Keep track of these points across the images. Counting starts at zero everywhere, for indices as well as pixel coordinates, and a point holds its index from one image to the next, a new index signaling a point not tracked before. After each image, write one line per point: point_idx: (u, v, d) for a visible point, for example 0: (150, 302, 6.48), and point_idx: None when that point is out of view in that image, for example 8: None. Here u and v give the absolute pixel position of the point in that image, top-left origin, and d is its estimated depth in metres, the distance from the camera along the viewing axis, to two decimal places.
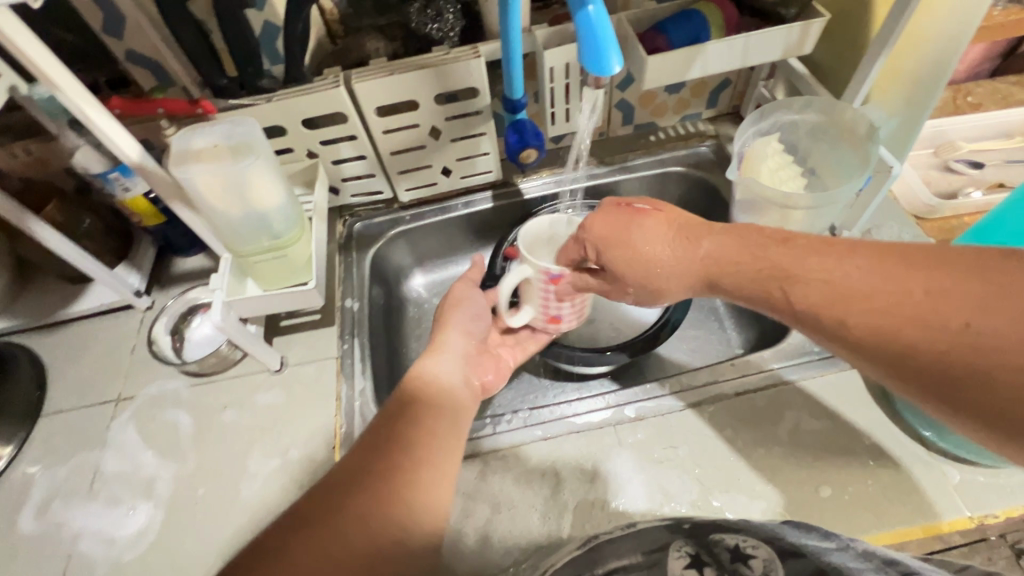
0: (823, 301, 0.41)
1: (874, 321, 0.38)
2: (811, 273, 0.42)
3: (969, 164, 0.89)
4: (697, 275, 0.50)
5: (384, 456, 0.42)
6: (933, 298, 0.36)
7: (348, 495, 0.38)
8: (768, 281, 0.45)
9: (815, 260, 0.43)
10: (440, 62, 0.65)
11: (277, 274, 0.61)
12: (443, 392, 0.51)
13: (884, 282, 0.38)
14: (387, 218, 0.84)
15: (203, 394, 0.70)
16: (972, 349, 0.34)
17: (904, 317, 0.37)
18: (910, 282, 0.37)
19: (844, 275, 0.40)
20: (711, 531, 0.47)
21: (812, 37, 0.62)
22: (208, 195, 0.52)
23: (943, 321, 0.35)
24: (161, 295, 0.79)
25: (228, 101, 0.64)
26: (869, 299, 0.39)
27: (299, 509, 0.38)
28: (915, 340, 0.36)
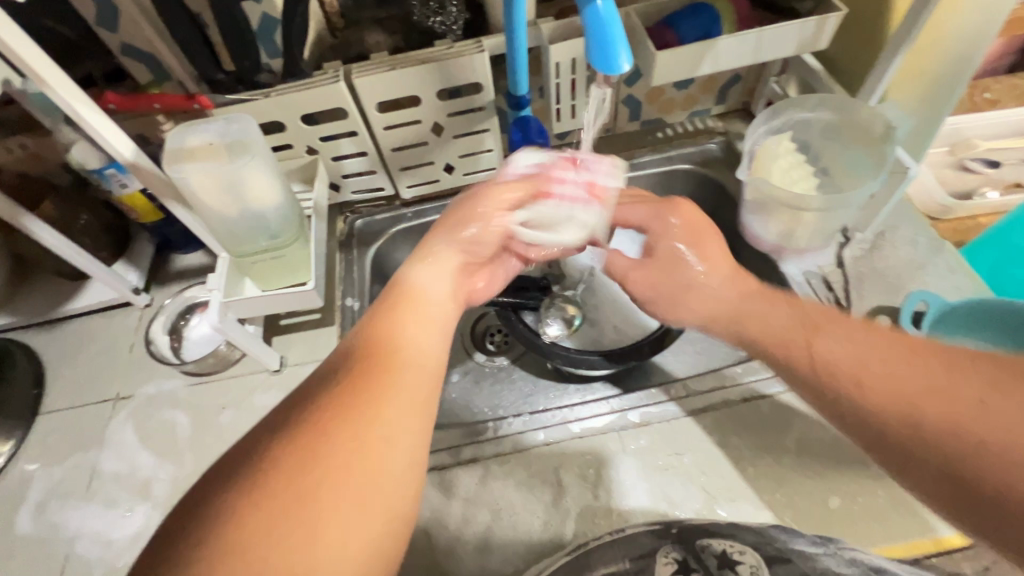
0: (841, 378, 0.45)
1: (889, 404, 0.41)
2: (833, 355, 0.46)
3: (985, 163, 0.87)
4: (723, 323, 0.55)
5: (355, 407, 0.37)
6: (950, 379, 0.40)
7: (314, 448, 0.34)
8: (794, 342, 0.49)
9: (840, 343, 0.47)
10: (443, 57, 0.63)
11: (276, 273, 0.60)
12: (424, 327, 0.45)
13: (905, 373, 0.42)
14: (388, 215, 0.83)
15: (201, 394, 0.69)
16: (980, 436, 0.37)
17: (920, 403, 0.40)
18: (929, 377, 0.41)
19: (865, 361, 0.44)
20: (699, 535, 0.48)
21: (827, 32, 0.60)
22: (204, 194, 0.51)
23: (959, 397, 0.39)
24: (159, 292, 0.78)
25: (225, 96, 0.62)
26: (890, 370, 0.43)
27: (256, 453, 0.34)
28: (928, 428, 0.39)
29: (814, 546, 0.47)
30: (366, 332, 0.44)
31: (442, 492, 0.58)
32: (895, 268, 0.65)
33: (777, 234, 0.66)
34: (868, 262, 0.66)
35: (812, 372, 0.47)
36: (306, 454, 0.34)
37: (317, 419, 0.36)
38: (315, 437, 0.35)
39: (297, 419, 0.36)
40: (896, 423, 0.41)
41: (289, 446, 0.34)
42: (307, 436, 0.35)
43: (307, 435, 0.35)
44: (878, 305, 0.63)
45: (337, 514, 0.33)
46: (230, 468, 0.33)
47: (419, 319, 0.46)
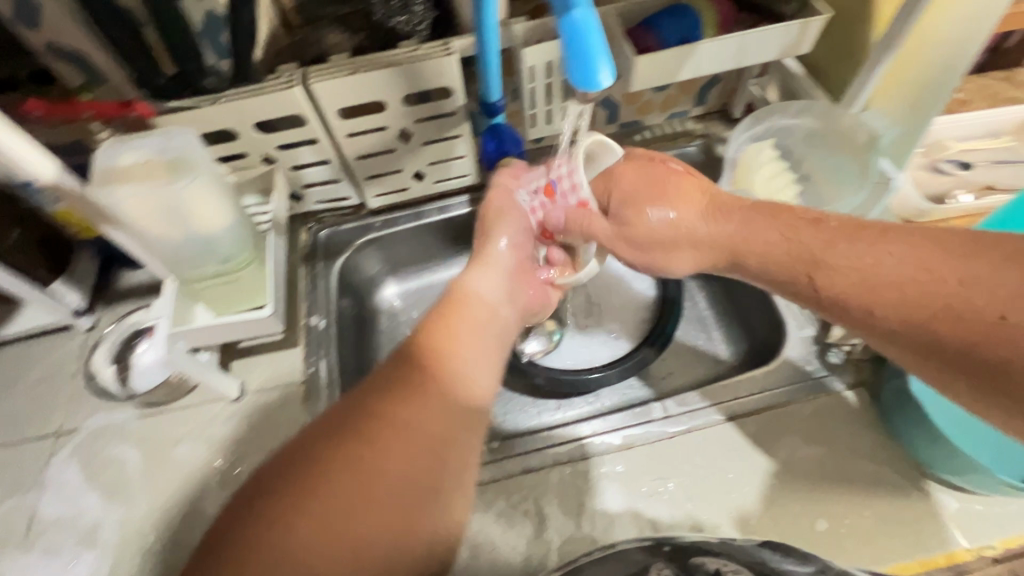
0: (836, 272, 0.45)
1: (867, 288, 0.43)
2: (835, 249, 0.45)
3: (959, 165, 0.87)
4: (709, 247, 0.52)
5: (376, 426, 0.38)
6: (885, 259, 0.43)
7: (337, 463, 0.36)
8: (745, 240, 0.51)
9: (834, 241, 0.46)
10: (409, 60, 0.58)
11: (230, 298, 0.55)
12: (465, 334, 0.45)
13: (884, 249, 0.44)
14: (355, 225, 0.78)
15: (153, 425, 0.64)
16: (902, 294, 0.42)
17: (892, 279, 0.42)
18: (907, 249, 0.43)
19: (840, 249, 0.45)
20: (694, 554, 0.45)
21: (811, 36, 0.58)
22: (141, 219, 0.45)
23: (895, 276, 0.42)
24: (105, 313, 0.72)
25: (167, 102, 0.57)
26: (794, 246, 0.48)
27: (292, 471, 0.36)
28: (901, 298, 0.41)
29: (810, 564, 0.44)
30: (413, 348, 0.44)
31: None
32: None
33: None
34: None
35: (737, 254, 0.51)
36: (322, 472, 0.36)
37: (345, 438, 0.37)
38: (342, 455, 0.36)
39: (326, 435, 0.38)
40: (876, 301, 0.43)
41: (331, 452, 0.36)
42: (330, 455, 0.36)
43: (333, 447, 0.37)
44: None
45: (355, 526, 0.35)
46: (266, 484, 0.36)
47: (466, 322, 0.46)
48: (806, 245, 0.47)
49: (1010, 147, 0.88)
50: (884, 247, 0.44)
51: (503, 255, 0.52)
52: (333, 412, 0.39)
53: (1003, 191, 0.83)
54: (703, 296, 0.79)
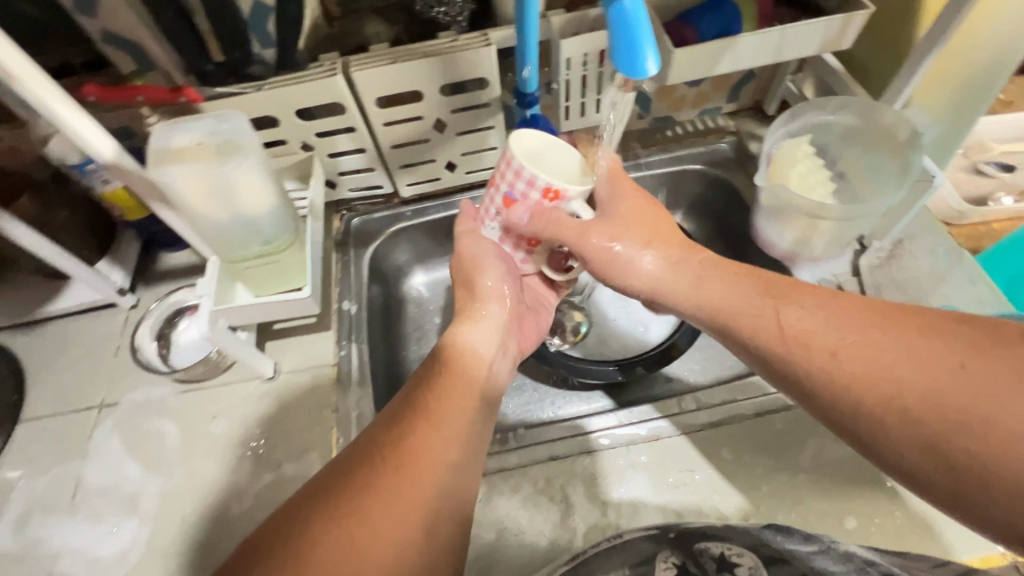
0: (820, 379, 0.40)
1: (853, 379, 0.39)
2: (805, 326, 0.42)
3: (999, 167, 0.85)
4: (672, 294, 0.49)
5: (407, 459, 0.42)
6: (864, 343, 0.39)
7: (380, 495, 0.39)
8: (755, 307, 0.45)
9: (808, 315, 0.42)
10: (448, 50, 0.59)
11: (270, 278, 0.57)
12: (454, 392, 0.48)
13: (845, 326, 0.41)
14: (386, 213, 0.80)
15: (191, 401, 0.66)
16: (877, 377, 0.38)
17: (910, 386, 0.37)
18: (861, 331, 0.40)
19: (815, 329, 0.41)
20: (697, 540, 0.46)
21: (854, 31, 0.57)
22: (192, 200, 0.47)
23: (883, 371, 0.38)
24: (146, 293, 0.75)
25: (214, 88, 0.59)
26: (811, 334, 0.41)
27: (344, 504, 0.38)
28: (866, 408, 0.38)
29: (807, 544, 0.44)
30: (426, 391, 0.47)
31: None
32: (913, 279, 0.63)
33: (792, 242, 0.64)
34: (885, 271, 0.65)
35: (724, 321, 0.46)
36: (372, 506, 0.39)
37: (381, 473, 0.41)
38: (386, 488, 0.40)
39: (363, 471, 0.41)
40: (884, 395, 0.37)
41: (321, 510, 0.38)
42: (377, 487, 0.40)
43: (366, 493, 0.39)
44: None
45: (398, 530, 0.38)
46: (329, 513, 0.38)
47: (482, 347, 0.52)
48: (769, 312, 0.44)
49: None
50: (877, 326, 0.40)
51: (496, 306, 0.55)
52: (355, 453, 0.42)
53: None
54: None
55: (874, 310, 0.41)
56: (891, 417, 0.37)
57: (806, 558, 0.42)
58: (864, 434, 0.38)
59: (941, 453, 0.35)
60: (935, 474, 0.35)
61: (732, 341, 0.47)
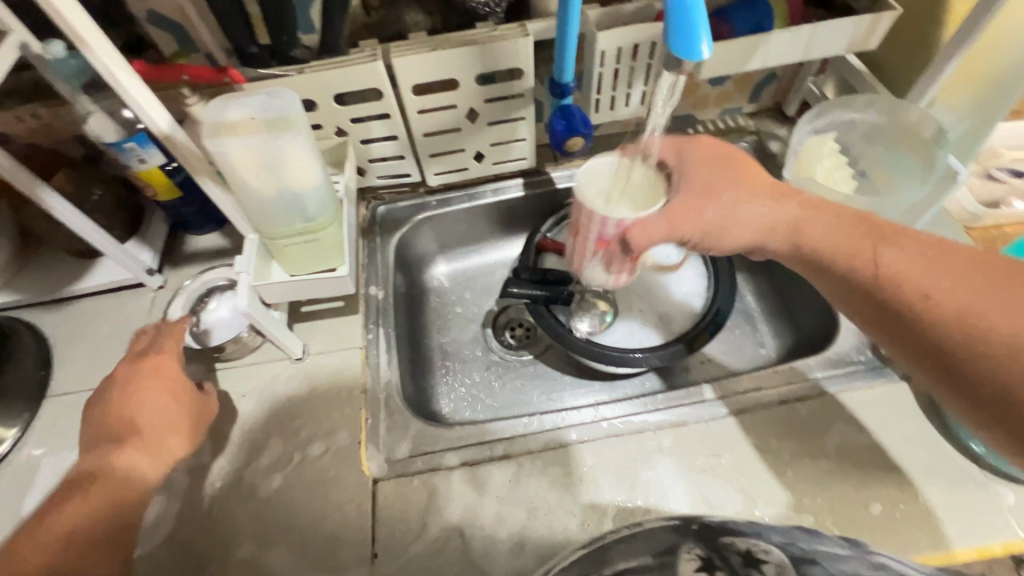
0: (913, 315, 0.40)
1: (948, 319, 0.38)
2: (904, 267, 0.42)
3: (1011, 173, 0.87)
4: (779, 232, 0.49)
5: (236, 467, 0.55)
6: (965, 286, 0.39)
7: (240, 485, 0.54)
8: (857, 243, 0.45)
9: (906, 255, 0.42)
10: (486, 39, 0.61)
11: (307, 259, 0.58)
12: None
13: (939, 277, 0.40)
14: (412, 202, 0.81)
15: (218, 380, 0.66)
16: (974, 321, 0.37)
17: (1003, 335, 0.36)
18: (960, 277, 0.39)
19: (912, 270, 0.41)
20: (720, 535, 0.46)
21: (880, 31, 0.59)
22: (241, 172, 0.48)
23: (985, 317, 0.37)
24: (174, 275, 0.76)
25: (258, 70, 0.60)
26: (907, 270, 0.41)
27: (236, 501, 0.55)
28: (953, 348, 0.38)
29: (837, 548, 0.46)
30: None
31: (474, 488, 0.57)
32: None
33: None
34: None
35: (818, 262, 0.47)
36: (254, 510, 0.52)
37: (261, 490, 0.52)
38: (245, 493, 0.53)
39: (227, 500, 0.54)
40: (980, 337, 0.37)
41: None
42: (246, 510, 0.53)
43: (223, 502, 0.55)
44: None
45: None
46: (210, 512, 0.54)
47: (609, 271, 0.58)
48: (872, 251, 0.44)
49: None
50: (983, 274, 0.39)
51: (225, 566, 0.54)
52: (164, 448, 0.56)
53: None
54: (748, 289, 0.81)
55: (977, 256, 0.41)
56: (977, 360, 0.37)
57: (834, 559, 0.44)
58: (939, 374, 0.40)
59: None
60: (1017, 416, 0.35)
61: (821, 279, 0.48)
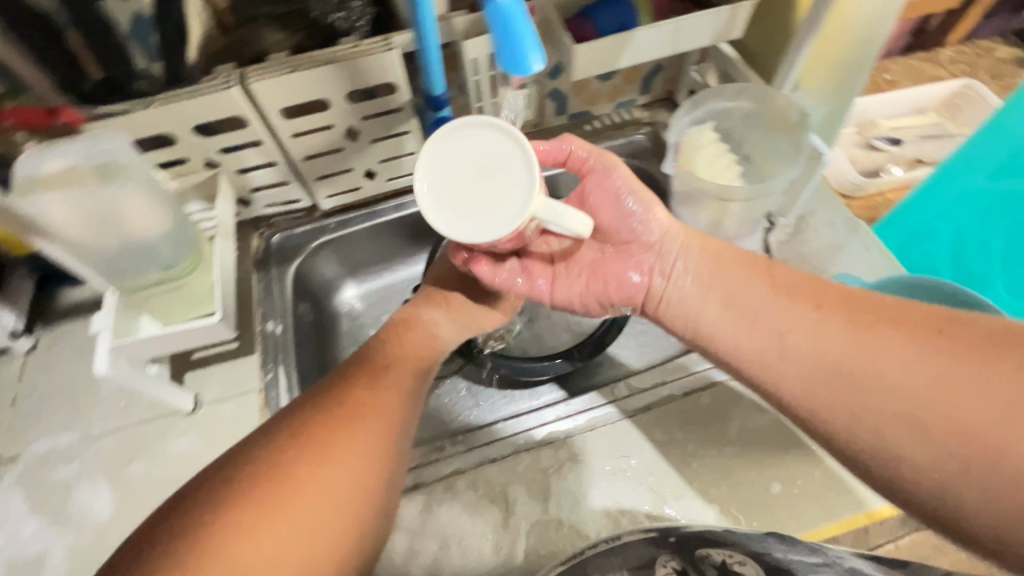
0: (810, 365, 0.45)
1: (837, 367, 0.43)
2: (787, 323, 0.47)
3: (890, 141, 0.92)
4: (678, 288, 0.53)
5: (337, 423, 0.44)
6: (850, 330, 0.44)
7: (306, 427, 0.43)
8: (750, 290, 0.50)
9: (796, 309, 0.47)
10: (349, 56, 0.58)
11: (177, 309, 0.55)
12: None
13: (823, 331, 0.45)
14: (308, 227, 0.76)
15: (102, 445, 0.61)
16: (867, 364, 0.42)
17: (892, 373, 0.41)
18: (838, 327, 0.45)
19: (797, 325, 0.46)
20: (697, 545, 0.44)
21: (741, 20, 0.60)
22: (69, 228, 0.46)
23: (874, 361, 0.42)
24: (45, 334, 0.68)
25: (96, 108, 0.54)
26: (796, 326, 0.46)
27: (188, 521, 0.37)
28: (858, 395, 0.42)
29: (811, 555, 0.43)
30: None
31: None
32: (816, 251, 0.68)
33: (705, 226, 0.68)
34: (792, 246, 0.69)
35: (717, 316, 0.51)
36: (287, 487, 0.39)
37: (282, 437, 0.42)
38: (299, 454, 0.41)
39: (240, 488, 0.39)
40: (876, 377, 0.42)
41: None
42: (287, 472, 0.40)
43: (205, 481, 0.40)
44: None
45: None
46: (206, 485, 0.39)
47: (416, 342, 0.54)
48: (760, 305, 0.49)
49: (935, 123, 0.94)
50: (862, 315, 0.44)
51: None
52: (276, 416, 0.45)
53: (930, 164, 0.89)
54: None
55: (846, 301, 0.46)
56: (882, 405, 0.41)
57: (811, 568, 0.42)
58: (840, 421, 0.43)
59: (925, 431, 0.39)
60: (917, 452, 0.39)
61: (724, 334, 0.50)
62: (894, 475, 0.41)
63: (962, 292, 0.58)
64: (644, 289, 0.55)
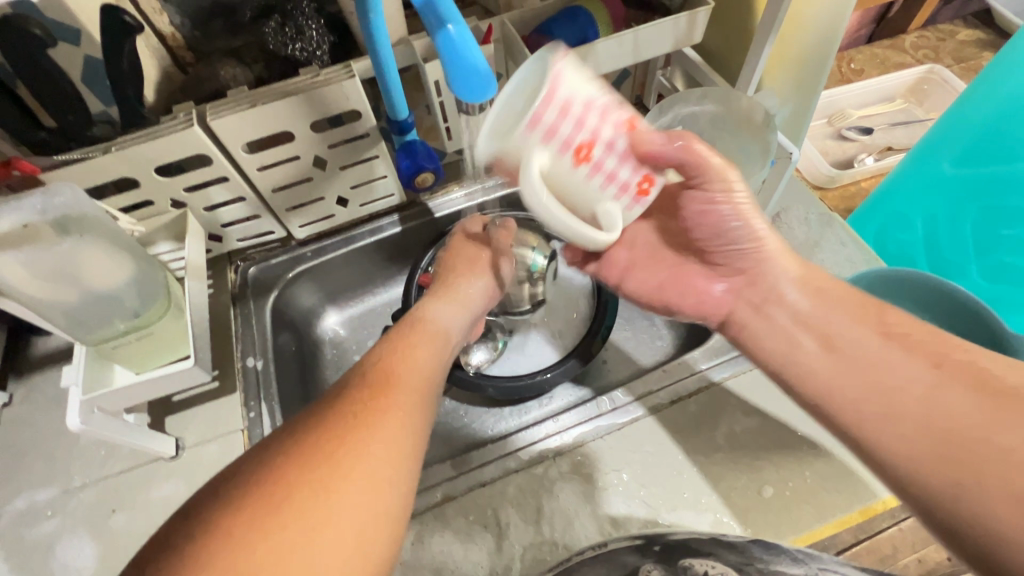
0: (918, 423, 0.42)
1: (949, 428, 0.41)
2: (903, 375, 0.44)
3: (860, 130, 0.93)
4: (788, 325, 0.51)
5: (362, 417, 0.39)
6: (968, 400, 0.41)
7: (330, 421, 0.38)
8: (864, 334, 0.47)
9: (914, 363, 0.45)
10: (310, 87, 0.57)
11: (150, 355, 0.55)
12: None
13: (941, 393, 0.42)
14: (285, 257, 0.76)
15: (85, 498, 0.60)
16: (982, 431, 0.40)
17: (1007, 449, 0.38)
18: (960, 393, 0.42)
19: (912, 380, 0.44)
20: (682, 556, 0.43)
21: (700, 25, 0.61)
22: (24, 284, 0.46)
23: (993, 431, 0.39)
24: (20, 387, 0.67)
25: (53, 157, 0.53)
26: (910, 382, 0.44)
27: (213, 523, 0.32)
28: (974, 464, 0.39)
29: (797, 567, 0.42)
30: None
31: None
32: (793, 248, 0.68)
33: None
34: None
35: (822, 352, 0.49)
36: (318, 481, 0.34)
37: (308, 431, 0.38)
38: (327, 449, 0.36)
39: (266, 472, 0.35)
40: (994, 449, 0.39)
41: None
42: (319, 466, 0.35)
43: (225, 482, 0.35)
44: None
45: None
46: (226, 487, 0.34)
47: (428, 346, 0.52)
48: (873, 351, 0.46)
49: (902, 109, 0.95)
50: (989, 387, 0.41)
51: None
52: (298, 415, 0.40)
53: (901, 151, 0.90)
54: None
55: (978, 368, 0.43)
56: (999, 478, 0.38)
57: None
58: (948, 489, 0.40)
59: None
60: (1011, 526, 0.37)
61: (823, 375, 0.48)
62: (982, 545, 0.38)
63: (939, 281, 0.59)
64: (726, 305, 0.55)
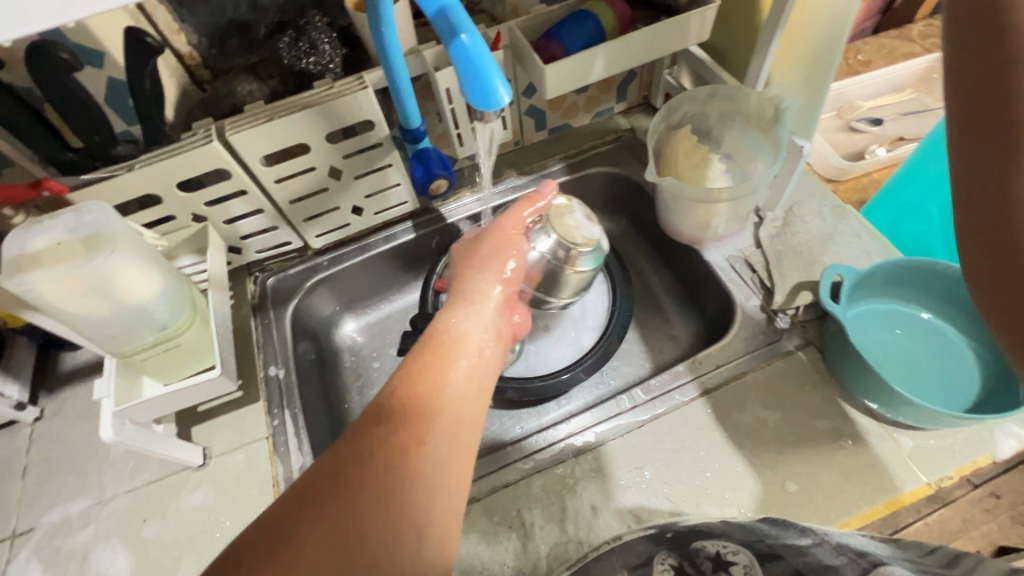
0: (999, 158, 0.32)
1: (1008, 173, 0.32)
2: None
3: (870, 122, 0.93)
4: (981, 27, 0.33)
5: (421, 462, 0.37)
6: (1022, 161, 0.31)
7: (387, 470, 0.36)
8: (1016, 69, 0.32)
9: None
10: (325, 99, 0.58)
11: (177, 364, 0.56)
12: None
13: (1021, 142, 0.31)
14: (302, 267, 0.77)
15: (120, 507, 0.61)
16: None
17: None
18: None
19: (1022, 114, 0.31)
20: (694, 539, 0.42)
21: (708, 22, 0.61)
22: (60, 301, 0.47)
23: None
24: (50, 401, 0.68)
25: (80, 175, 0.55)
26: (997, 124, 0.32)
27: (284, 556, 0.31)
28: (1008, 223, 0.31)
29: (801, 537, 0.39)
30: None
31: None
32: (807, 242, 0.68)
33: (694, 227, 0.68)
34: (782, 239, 0.69)
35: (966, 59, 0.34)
36: (392, 547, 0.33)
37: (374, 477, 0.35)
38: (400, 506, 0.35)
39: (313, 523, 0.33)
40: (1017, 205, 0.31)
41: None
42: (386, 531, 0.34)
43: (280, 542, 0.32)
44: (799, 281, 0.65)
45: None
46: (287, 542, 0.32)
47: (471, 367, 0.45)
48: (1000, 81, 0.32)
49: (912, 99, 0.94)
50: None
51: None
52: (338, 451, 0.37)
53: (912, 141, 0.89)
54: (655, 281, 0.81)
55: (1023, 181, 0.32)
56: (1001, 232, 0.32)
57: (801, 551, 0.37)
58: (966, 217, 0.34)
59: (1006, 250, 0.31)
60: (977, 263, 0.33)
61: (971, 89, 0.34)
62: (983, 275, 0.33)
63: (956, 272, 0.58)
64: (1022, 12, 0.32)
